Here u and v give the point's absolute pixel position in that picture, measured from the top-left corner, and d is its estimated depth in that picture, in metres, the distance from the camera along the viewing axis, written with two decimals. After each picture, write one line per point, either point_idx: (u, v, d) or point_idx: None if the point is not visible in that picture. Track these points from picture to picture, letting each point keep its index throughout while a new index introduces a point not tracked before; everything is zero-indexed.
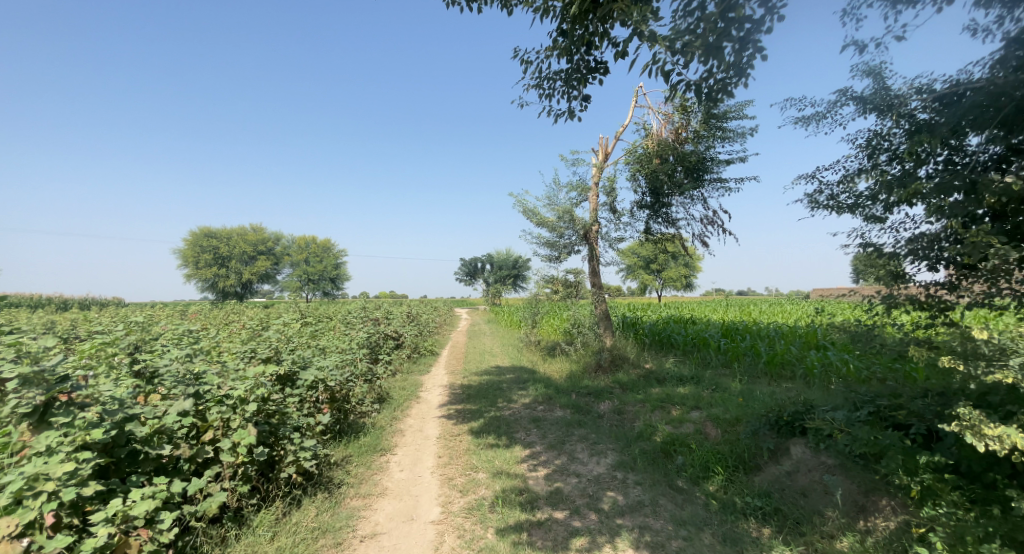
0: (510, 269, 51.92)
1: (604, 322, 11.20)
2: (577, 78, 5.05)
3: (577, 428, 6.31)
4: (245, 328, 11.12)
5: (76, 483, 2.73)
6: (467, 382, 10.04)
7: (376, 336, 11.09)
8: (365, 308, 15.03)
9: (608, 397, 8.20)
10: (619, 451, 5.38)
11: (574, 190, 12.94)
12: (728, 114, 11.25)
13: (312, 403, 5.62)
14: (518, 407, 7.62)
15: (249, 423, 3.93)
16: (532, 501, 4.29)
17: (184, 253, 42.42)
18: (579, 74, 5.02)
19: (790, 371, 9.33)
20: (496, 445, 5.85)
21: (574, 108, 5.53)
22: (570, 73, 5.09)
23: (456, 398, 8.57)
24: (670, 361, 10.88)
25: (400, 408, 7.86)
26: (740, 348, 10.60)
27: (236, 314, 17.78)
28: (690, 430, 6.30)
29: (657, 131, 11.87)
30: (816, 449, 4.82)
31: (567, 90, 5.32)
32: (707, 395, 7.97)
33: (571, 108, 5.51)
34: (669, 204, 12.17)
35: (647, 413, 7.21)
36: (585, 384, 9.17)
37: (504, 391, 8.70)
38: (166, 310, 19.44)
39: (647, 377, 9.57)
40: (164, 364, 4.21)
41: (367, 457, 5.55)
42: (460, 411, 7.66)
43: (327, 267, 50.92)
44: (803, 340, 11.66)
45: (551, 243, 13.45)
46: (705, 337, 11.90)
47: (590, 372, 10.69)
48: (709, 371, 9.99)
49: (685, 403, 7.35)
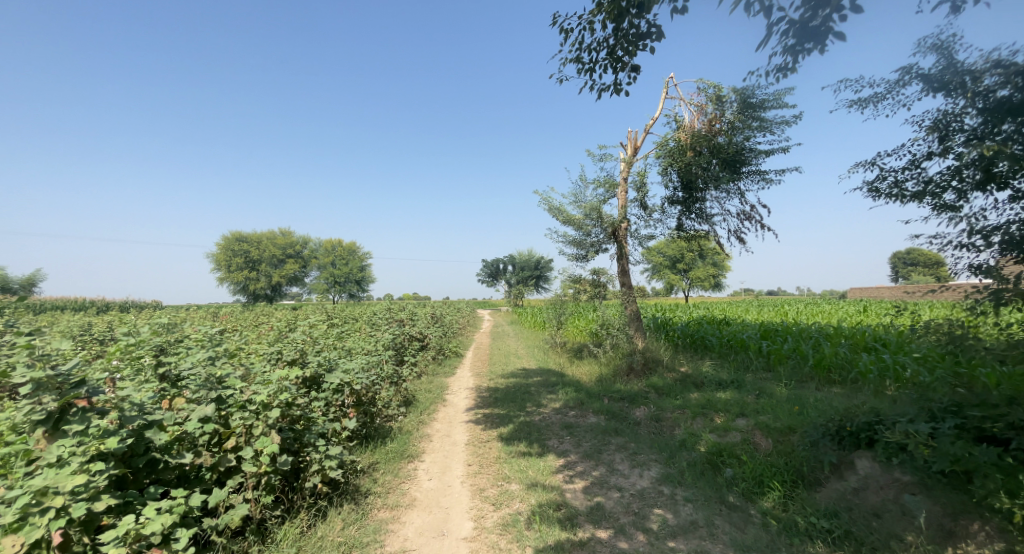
0: (533, 270, 51.63)
1: (635, 323, 10.75)
2: (625, 46, 4.81)
3: (614, 436, 5.93)
4: (271, 330, 11.13)
5: (88, 497, 2.58)
6: (494, 385, 9.75)
7: (401, 338, 10.94)
8: (390, 310, 14.98)
9: (644, 402, 7.78)
10: (662, 462, 5.00)
11: (601, 186, 12.54)
12: (766, 103, 10.68)
13: (338, 407, 5.44)
14: (549, 412, 7.28)
15: (272, 430, 3.69)
16: (572, 517, 3.95)
17: (217, 256, 43.74)
18: (626, 43, 4.78)
19: (841, 374, 8.70)
20: (529, 453, 5.53)
21: (621, 82, 5.26)
22: (617, 42, 4.83)
23: (483, 401, 8.29)
24: (706, 364, 10.35)
25: (427, 412, 7.63)
26: (783, 350, 10.00)
27: (266, 316, 18.09)
28: (737, 440, 5.84)
29: (689, 123, 11.38)
30: (886, 465, 4.40)
31: (614, 62, 5.08)
32: (751, 401, 7.46)
33: (617, 81, 5.26)
34: (703, 199, 11.68)
35: (686, 420, 6.78)
36: (617, 388, 8.76)
37: (533, 395, 8.38)
38: (200, 314, 19.90)
39: (683, 381, 9.09)
40: (187, 366, 4.02)
41: (394, 464, 5.31)
42: (488, 416, 7.36)
43: (353, 270, 51.67)
44: (851, 341, 10.95)
45: (578, 242, 13.06)
46: (744, 338, 11.31)
47: (621, 375, 10.26)
48: (750, 374, 9.43)
49: (729, 410, 6.88)
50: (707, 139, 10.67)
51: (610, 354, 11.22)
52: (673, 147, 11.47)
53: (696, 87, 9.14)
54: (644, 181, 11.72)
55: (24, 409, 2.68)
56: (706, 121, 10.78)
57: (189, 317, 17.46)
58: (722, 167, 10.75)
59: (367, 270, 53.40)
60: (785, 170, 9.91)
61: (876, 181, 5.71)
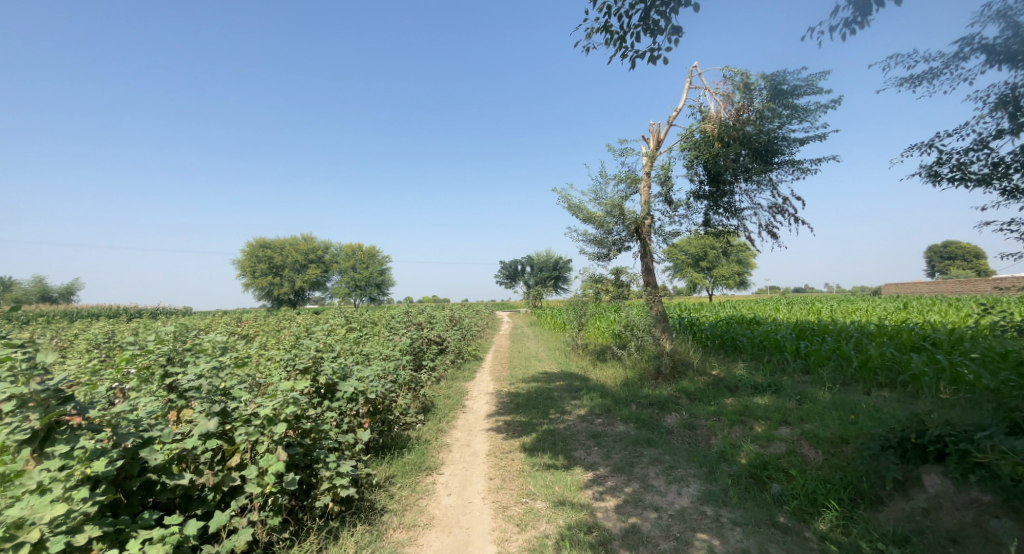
0: (551, 270, 51.21)
1: (662, 325, 10.25)
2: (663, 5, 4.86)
3: (646, 447, 5.51)
4: (290, 335, 11.03)
5: (68, 530, 2.34)
6: (515, 389, 9.42)
7: (419, 342, 10.69)
8: (409, 313, 14.80)
9: (674, 408, 7.31)
10: (703, 478, 4.55)
11: (623, 181, 12.09)
12: (799, 89, 10.07)
13: (353, 417, 5.17)
14: (573, 420, 6.89)
15: (278, 447, 3.40)
16: (605, 542, 3.57)
17: (242, 262, 44.69)
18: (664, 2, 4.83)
19: (889, 377, 8.07)
20: (554, 466, 5.15)
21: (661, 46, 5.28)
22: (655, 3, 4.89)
23: (504, 407, 7.95)
24: (739, 366, 9.79)
25: (446, 419, 7.33)
26: (823, 351, 9.38)
27: (287, 320, 18.17)
28: (783, 452, 5.34)
29: (716, 113, 10.89)
30: (962, 482, 3.94)
31: (652, 27, 5.12)
32: (793, 407, 6.92)
33: (657, 46, 5.28)
34: (731, 193, 11.16)
35: (723, 429, 6.29)
36: (645, 393, 8.29)
37: (556, 400, 7.99)
38: (225, 319, 20.17)
39: (716, 385, 8.58)
40: (192, 377, 3.78)
41: (412, 478, 5.01)
42: (510, 423, 7.01)
43: (373, 273, 52.01)
44: (897, 342, 10.22)
45: (599, 240, 12.61)
46: (779, 339, 10.69)
47: (648, 379, 9.79)
48: (788, 378, 8.86)
49: (770, 418, 6.36)
50: (736, 129, 10.16)
51: (635, 357, 10.75)
52: (698, 139, 11.00)
53: (721, 77, 9.03)
54: (668, 175, 11.24)
55: (7, 428, 2.45)
56: (734, 111, 10.26)
57: (213, 322, 17.70)
58: (751, 158, 10.21)
59: (387, 274, 53.71)
60: (821, 159, 9.33)
61: (935, 165, 5.26)
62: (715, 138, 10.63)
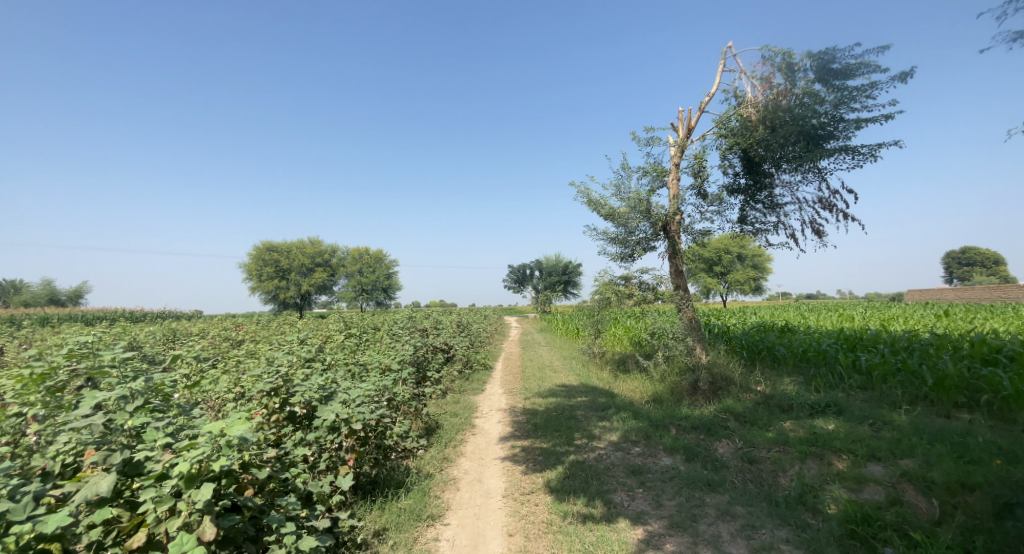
0: (561, 275, 50.15)
1: (696, 334, 9.07)
2: None
3: (705, 490, 4.36)
4: (279, 343, 9.96)
5: None
6: (531, 405, 8.26)
7: (423, 350, 9.60)
8: (413, 319, 13.72)
9: (725, 434, 6.14)
10: (797, 548, 3.40)
11: (647, 175, 10.98)
12: (854, 67, 8.91)
13: (334, 451, 4.07)
14: (605, 449, 5.72)
15: (203, 519, 2.27)
16: None
17: (250, 266, 44.13)
18: None
19: (975, 397, 6.84)
20: (591, 517, 4.00)
21: None
22: None
23: (520, 429, 6.80)
24: (787, 382, 8.56)
25: (452, 443, 6.21)
26: (886, 365, 8.14)
27: (285, 326, 17.11)
28: (884, 501, 4.17)
29: (753, 98, 9.83)
30: None
31: None
32: (872, 435, 5.72)
33: None
34: (770, 186, 10.05)
35: (793, 463, 5.10)
36: (684, 413, 7.09)
37: (581, 421, 6.83)
38: (221, 325, 19.13)
39: (766, 406, 7.39)
40: (98, 409, 2.70)
41: (408, 531, 3.90)
42: (529, 451, 5.85)
43: (380, 277, 51.10)
44: (963, 355, 8.98)
45: (621, 239, 11.44)
46: (827, 350, 9.45)
47: (683, 395, 8.59)
48: (849, 397, 7.64)
49: (852, 450, 5.13)
50: (778, 112, 9.00)
51: (663, 369, 9.56)
52: (735, 126, 9.97)
53: (757, 57, 8.13)
54: (701, 166, 10.14)
55: None
56: (774, 93, 9.12)
57: (207, 328, 16.77)
58: (797, 144, 9.05)
59: (395, 278, 52.87)
60: (879, 146, 8.18)
61: None
62: (755, 123, 9.55)
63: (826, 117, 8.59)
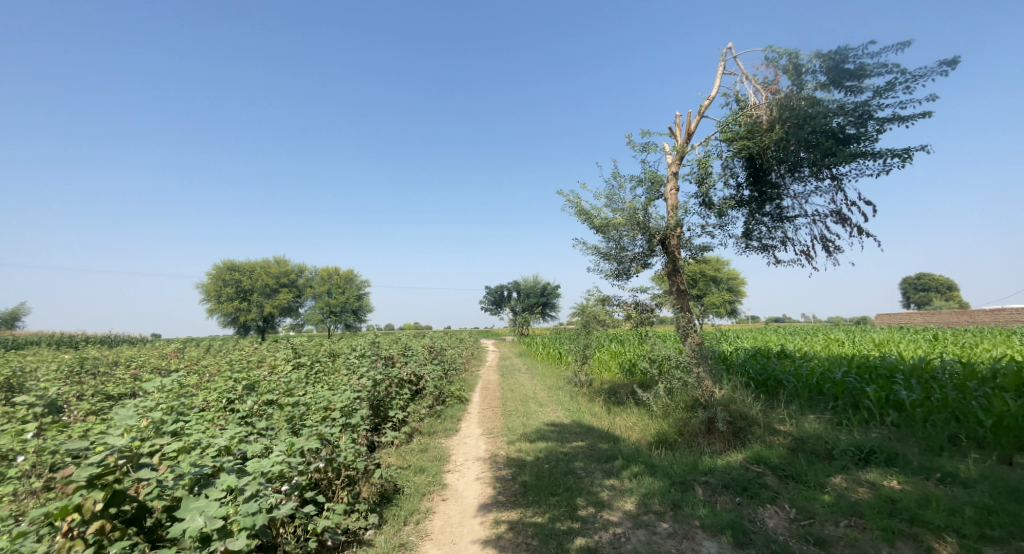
0: (538, 297, 49.00)
1: (706, 364, 7.59)
2: None
3: None
4: (203, 378, 8.04)
5: None
6: (516, 454, 6.71)
7: (385, 384, 7.95)
8: (377, 344, 11.97)
9: (770, 496, 4.79)
10: None
11: (643, 184, 9.85)
12: (870, 68, 8.10)
13: None
14: (622, 525, 4.27)
15: None
16: None
17: (208, 286, 41.11)
18: None
19: None
20: None
21: None
22: None
23: (505, 493, 5.23)
24: (813, 420, 7.34)
25: (415, 519, 4.60)
26: (925, 399, 7.03)
27: (230, 353, 14.93)
28: None
29: (756, 100, 8.96)
30: None
31: None
32: (957, 495, 4.50)
33: None
34: (778, 197, 9.05)
35: (877, 547, 3.80)
36: (708, 465, 5.71)
37: (582, 480, 5.35)
38: (155, 352, 16.60)
39: (800, 454, 6.12)
40: None
41: None
42: (519, 530, 4.32)
43: (350, 298, 48.33)
44: (992, 387, 7.99)
45: (614, 255, 10.23)
46: (847, 381, 8.35)
47: (695, 438, 7.24)
48: (892, 441, 6.45)
49: (954, 528, 3.87)
50: (790, 115, 8.02)
51: (667, 404, 8.18)
52: (739, 130, 8.94)
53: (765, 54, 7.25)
54: (703, 173, 9.11)
55: None
56: (781, 94, 8.23)
57: (135, 355, 14.37)
58: (816, 147, 8.06)
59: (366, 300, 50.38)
60: (911, 149, 7.13)
61: None
62: (761, 127, 8.62)
63: (852, 115, 7.64)
